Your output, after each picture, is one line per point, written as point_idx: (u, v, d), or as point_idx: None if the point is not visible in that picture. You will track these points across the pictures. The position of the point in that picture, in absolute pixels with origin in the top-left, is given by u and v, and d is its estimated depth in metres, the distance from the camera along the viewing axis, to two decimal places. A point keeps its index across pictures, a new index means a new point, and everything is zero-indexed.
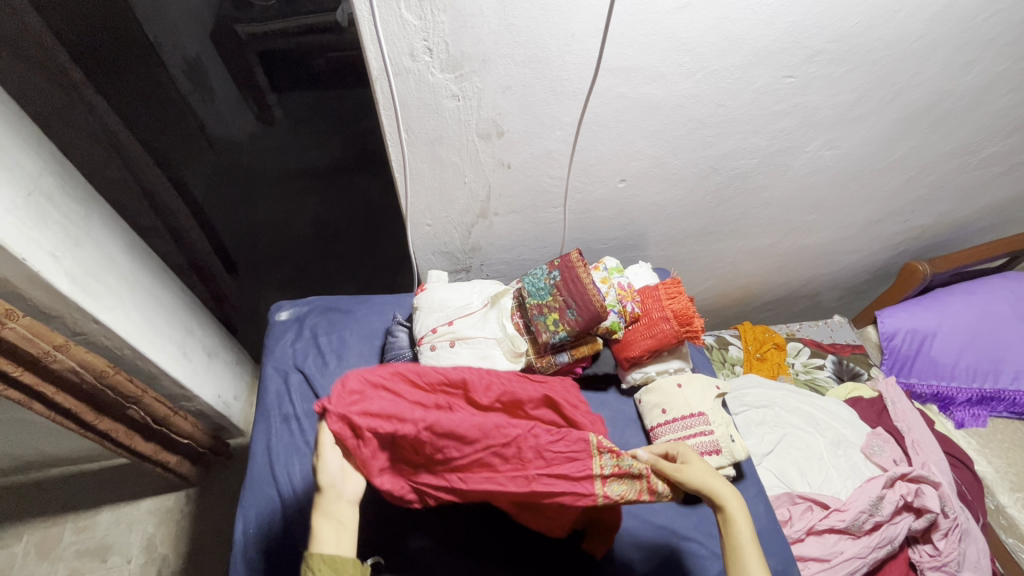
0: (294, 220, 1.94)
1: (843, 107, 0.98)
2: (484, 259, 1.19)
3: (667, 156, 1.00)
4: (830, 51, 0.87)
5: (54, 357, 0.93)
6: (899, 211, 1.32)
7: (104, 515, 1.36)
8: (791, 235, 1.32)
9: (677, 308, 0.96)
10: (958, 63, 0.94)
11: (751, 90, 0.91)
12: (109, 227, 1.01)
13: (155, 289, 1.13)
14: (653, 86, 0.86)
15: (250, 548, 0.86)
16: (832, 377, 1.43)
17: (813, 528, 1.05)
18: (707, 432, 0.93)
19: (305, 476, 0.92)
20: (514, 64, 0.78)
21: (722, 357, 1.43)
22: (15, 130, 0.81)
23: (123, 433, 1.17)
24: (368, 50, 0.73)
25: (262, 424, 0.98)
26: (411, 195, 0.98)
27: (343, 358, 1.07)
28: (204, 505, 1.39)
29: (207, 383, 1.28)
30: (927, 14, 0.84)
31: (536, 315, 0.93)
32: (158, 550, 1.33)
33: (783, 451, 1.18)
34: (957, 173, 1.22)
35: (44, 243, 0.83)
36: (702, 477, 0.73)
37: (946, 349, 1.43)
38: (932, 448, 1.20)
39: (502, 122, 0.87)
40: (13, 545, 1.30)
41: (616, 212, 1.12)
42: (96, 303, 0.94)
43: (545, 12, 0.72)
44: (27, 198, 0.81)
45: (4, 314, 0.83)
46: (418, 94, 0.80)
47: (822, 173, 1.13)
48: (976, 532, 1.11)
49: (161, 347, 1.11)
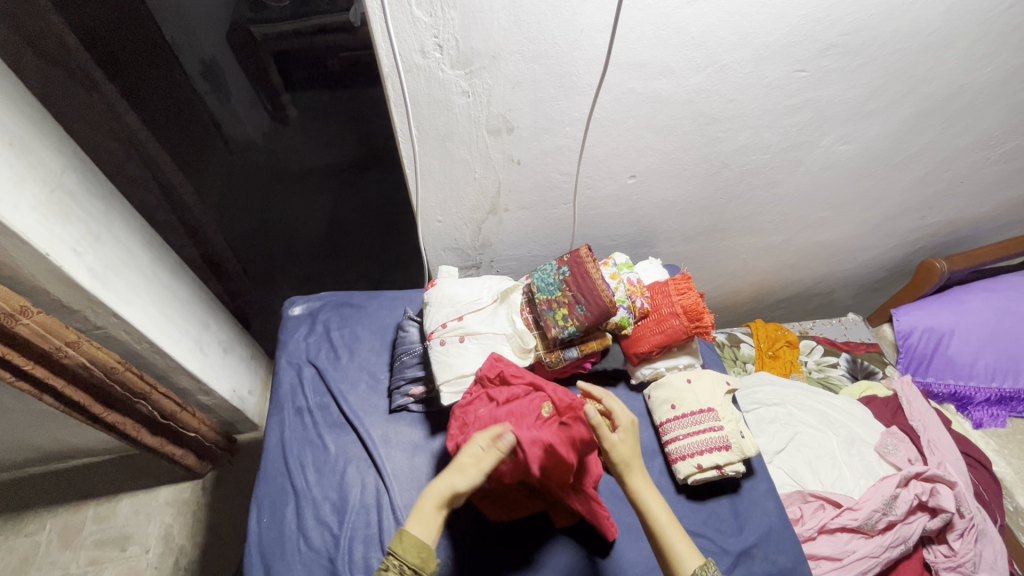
0: (308, 218, 1.97)
1: (856, 102, 0.97)
2: (495, 255, 1.20)
3: (677, 151, 1.00)
4: (844, 45, 0.86)
5: (65, 352, 0.97)
6: (916, 207, 1.30)
7: (123, 505, 1.39)
8: (805, 231, 1.31)
9: (687, 304, 0.95)
10: (974, 55, 0.92)
11: (763, 84, 0.90)
12: (128, 223, 1.04)
13: (173, 284, 1.16)
14: (663, 81, 0.86)
15: (264, 537, 0.87)
16: (846, 376, 1.41)
17: (825, 527, 1.04)
18: (716, 428, 0.92)
19: (317, 468, 0.94)
20: (523, 60, 0.79)
21: (734, 355, 1.42)
22: (41, 129, 0.84)
23: (131, 426, 1.20)
24: (379, 47, 0.74)
25: (275, 417, 0.99)
26: (422, 191, 0.98)
27: (355, 352, 1.08)
28: (219, 496, 1.42)
29: (223, 377, 1.31)
30: (943, 6, 0.82)
31: (545, 310, 0.94)
32: (175, 540, 1.36)
33: (795, 449, 1.17)
34: (976, 167, 1.20)
35: (66, 239, 0.86)
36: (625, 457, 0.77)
37: (964, 348, 1.40)
38: (947, 447, 1.18)
39: (511, 117, 0.87)
40: (37, 533, 1.34)
41: (626, 208, 1.11)
42: (116, 297, 0.96)
43: (554, 8, 0.72)
44: (51, 195, 0.84)
45: (19, 310, 0.87)
46: (428, 91, 0.81)
47: (835, 169, 1.12)
48: (992, 533, 1.09)
49: (178, 340, 1.14)
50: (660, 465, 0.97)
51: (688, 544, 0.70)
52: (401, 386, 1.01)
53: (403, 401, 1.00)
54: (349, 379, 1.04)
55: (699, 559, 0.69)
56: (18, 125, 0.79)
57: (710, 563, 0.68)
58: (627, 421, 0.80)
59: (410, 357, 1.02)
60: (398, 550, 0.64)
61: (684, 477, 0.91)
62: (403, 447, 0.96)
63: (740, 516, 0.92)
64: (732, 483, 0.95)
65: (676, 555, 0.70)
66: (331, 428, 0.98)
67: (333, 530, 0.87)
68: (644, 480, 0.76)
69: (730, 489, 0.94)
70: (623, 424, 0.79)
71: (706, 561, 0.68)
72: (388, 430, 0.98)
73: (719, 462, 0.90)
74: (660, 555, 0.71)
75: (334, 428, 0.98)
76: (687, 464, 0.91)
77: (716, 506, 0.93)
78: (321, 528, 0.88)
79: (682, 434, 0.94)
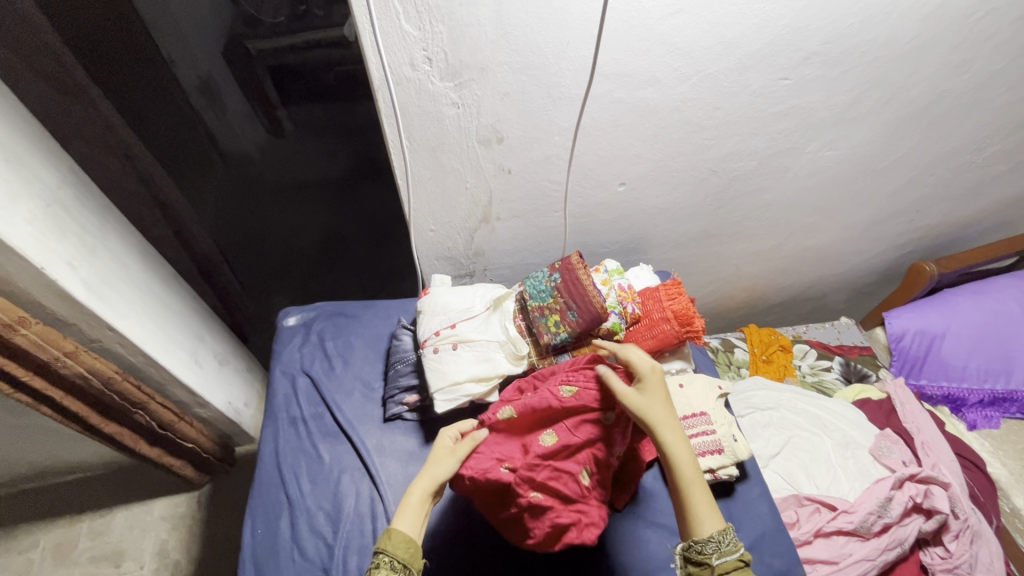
0: (304, 230, 1.99)
1: (840, 108, 0.99)
2: (488, 264, 1.21)
3: (665, 158, 1.02)
4: (825, 53, 0.88)
5: (63, 362, 0.97)
6: (903, 211, 1.32)
7: (118, 521, 1.38)
8: (795, 236, 1.32)
9: (677, 309, 0.96)
10: (953, 62, 0.94)
11: (747, 92, 0.92)
12: (124, 236, 1.04)
13: (168, 297, 1.16)
14: (649, 90, 0.88)
15: (258, 548, 0.87)
16: (839, 379, 1.42)
17: (821, 531, 1.04)
18: (709, 432, 0.93)
19: (311, 477, 0.94)
20: (511, 72, 0.80)
21: (728, 360, 1.42)
22: (37, 145, 0.85)
23: (128, 437, 1.20)
24: (369, 61, 0.76)
25: (269, 427, 1.00)
26: (414, 201, 1.00)
27: (349, 362, 1.09)
28: (215, 510, 1.41)
29: (218, 389, 1.30)
30: (920, 15, 0.85)
31: (537, 316, 0.95)
32: (171, 555, 1.35)
33: (790, 453, 1.18)
34: (961, 171, 1.22)
35: (61, 253, 0.86)
36: (649, 409, 0.72)
37: (956, 350, 1.41)
38: (941, 449, 1.19)
39: (501, 128, 0.89)
40: (31, 550, 1.33)
41: (617, 215, 1.13)
42: (111, 310, 0.97)
43: (541, 20, 0.74)
44: (46, 210, 0.85)
45: (16, 322, 0.88)
46: (418, 103, 0.83)
47: (821, 175, 1.14)
48: (987, 534, 1.10)
49: (173, 353, 1.14)
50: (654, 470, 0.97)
51: (711, 505, 0.66)
52: (394, 395, 1.01)
53: (397, 410, 1.00)
54: (343, 389, 1.04)
55: (718, 524, 0.66)
56: (16, 141, 0.80)
57: (729, 530, 0.65)
58: (647, 370, 0.76)
59: (403, 366, 1.03)
60: (388, 547, 0.65)
61: None
62: (398, 456, 0.97)
63: (734, 520, 0.92)
64: (726, 487, 0.96)
65: (697, 514, 0.66)
66: (325, 438, 0.98)
67: (328, 540, 0.87)
68: (676, 432, 0.71)
69: (725, 493, 0.95)
70: (644, 374, 0.76)
71: (726, 527, 0.65)
72: (383, 439, 0.98)
73: (712, 466, 0.90)
74: (680, 507, 0.68)
75: (328, 437, 0.98)
76: None
77: (711, 511, 0.93)
78: (316, 538, 0.88)
79: None
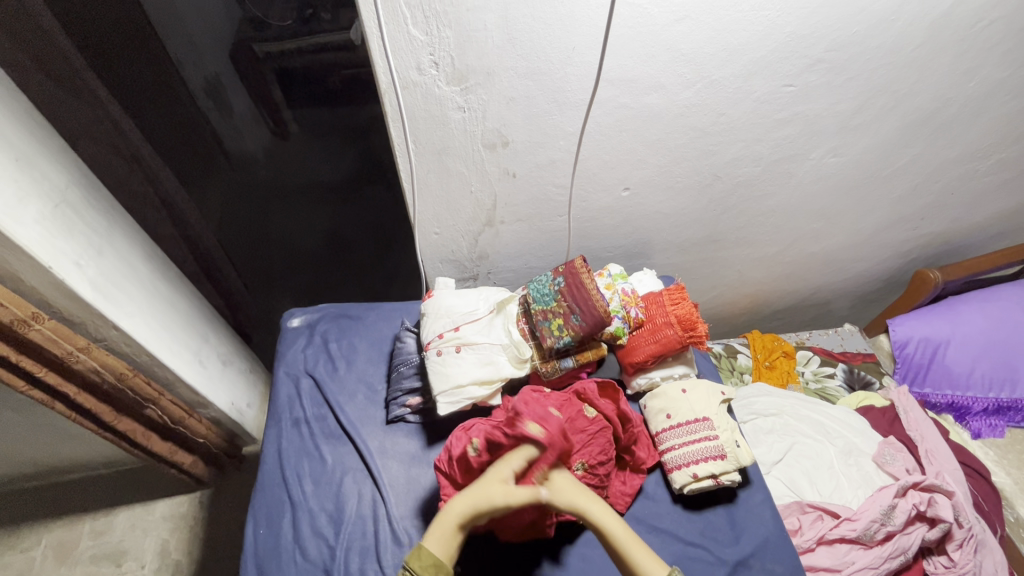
0: (308, 232, 2.00)
1: (845, 115, 0.99)
2: (492, 267, 1.21)
3: (669, 163, 1.02)
4: (830, 60, 0.88)
5: (77, 358, 0.97)
6: (908, 219, 1.32)
7: (119, 520, 1.39)
8: (799, 242, 1.32)
9: (680, 314, 0.96)
10: (958, 70, 0.94)
11: (752, 99, 0.92)
12: (131, 236, 1.05)
13: (174, 297, 1.17)
14: (654, 96, 0.88)
15: (259, 549, 0.87)
16: (843, 386, 1.42)
17: (824, 538, 1.04)
18: (712, 437, 0.92)
19: (314, 479, 0.94)
20: (517, 77, 0.81)
21: (731, 365, 1.42)
22: (47, 145, 0.86)
23: (141, 433, 1.21)
24: (377, 65, 0.76)
25: (273, 428, 1.00)
26: (419, 204, 1.00)
27: (352, 364, 1.09)
28: (217, 511, 1.41)
29: (222, 389, 1.31)
30: (925, 23, 0.85)
31: (541, 320, 0.95)
32: (172, 556, 1.35)
33: (793, 460, 1.17)
34: (966, 179, 1.22)
35: (69, 252, 0.87)
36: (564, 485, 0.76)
37: (960, 358, 1.40)
38: (946, 457, 1.18)
39: (506, 132, 0.89)
40: (33, 548, 1.34)
41: (621, 220, 1.13)
42: (117, 310, 0.98)
43: (547, 26, 0.75)
44: (55, 209, 0.85)
45: (30, 317, 0.87)
46: (425, 107, 0.83)
47: (826, 181, 1.14)
48: (992, 543, 1.09)
49: (177, 352, 1.15)
50: (656, 475, 0.97)
51: (648, 552, 0.70)
52: (397, 397, 1.01)
53: (400, 412, 1.00)
54: (347, 390, 1.05)
55: (661, 569, 0.68)
56: (25, 141, 0.81)
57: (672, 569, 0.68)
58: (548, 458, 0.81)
59: (406, 368, 1.03)
60: (415, 568, 0.68)
61: (680, 486, 0.91)
62: (400, 458, 0.97)
63: (737, 526, 0.92)
64: (728, 492, 0.95)
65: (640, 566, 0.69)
66: (328, 439, 0.99)
67: (329, 541, 0.88)
68: (595, 498, 0.75)
69: (727, 498, 0.94)
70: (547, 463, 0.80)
71: (668, 570, 0.68)
72: (385, 441, 0.99)
73: (714, 471, 0.90)
74: (626, 569, 0.71)
75: (331, 438, 0.99)
76: (683, 474, 0.91)
77: (713, 516, 0.93)
78: (318, 539, 0.88)
79: (677, 443, 0.94)
